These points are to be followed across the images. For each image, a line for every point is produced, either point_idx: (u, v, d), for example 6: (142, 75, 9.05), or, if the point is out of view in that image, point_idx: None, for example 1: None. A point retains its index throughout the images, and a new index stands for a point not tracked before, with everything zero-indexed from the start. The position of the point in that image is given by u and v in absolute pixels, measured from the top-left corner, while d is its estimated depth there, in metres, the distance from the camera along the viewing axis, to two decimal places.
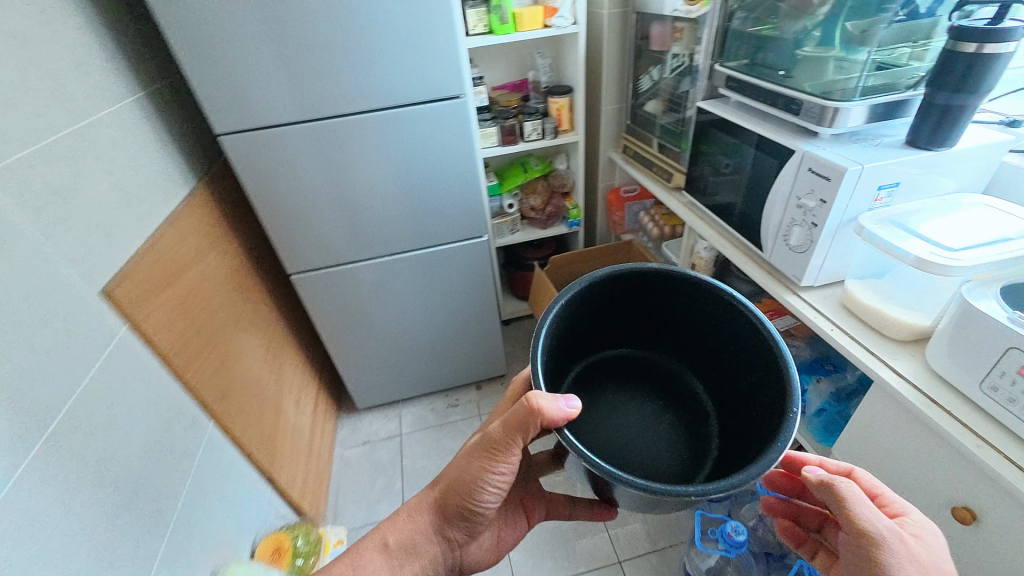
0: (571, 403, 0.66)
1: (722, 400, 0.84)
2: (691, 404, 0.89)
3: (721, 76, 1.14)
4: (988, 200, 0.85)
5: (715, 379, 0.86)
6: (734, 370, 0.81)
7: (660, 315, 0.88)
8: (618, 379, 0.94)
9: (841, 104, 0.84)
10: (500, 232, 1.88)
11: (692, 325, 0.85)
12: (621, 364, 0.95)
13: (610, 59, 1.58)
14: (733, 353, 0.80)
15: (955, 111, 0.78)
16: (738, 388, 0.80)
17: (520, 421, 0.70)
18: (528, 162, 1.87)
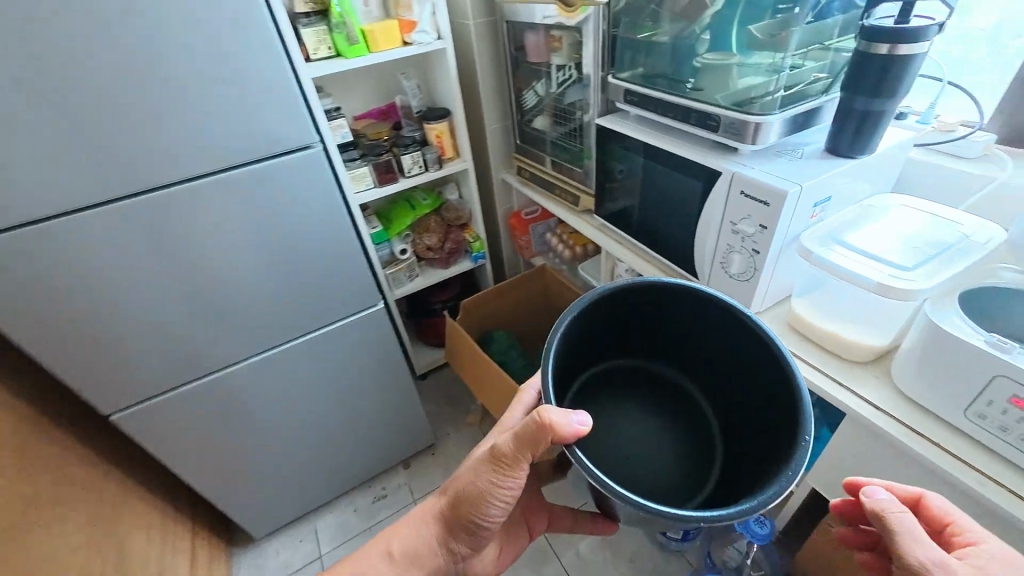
0: (582, 421, 0.59)
1: (721, 402, 0.80)
2: (690, 408, 0.85)
3: (617, 89, 1.01)
4: (904, 200, 0.83)
5: (709, 380, 0.82)
6: (730, 373, 0.76)
7: (646, 323, 0.81)
8: (617, 392, 0.87)
9: (765, 118, 0.75)
10: (397, 282, 1.59)
11: (678, 330, 0.80)
12: (618, 375, 0.88)
13: (485, 75, 1.40)
14: (726, 355, 0.75)
15: (875, 116, 0.73)
16: (737, 391, 0.76)
17: (531, 438, 0.62)
18: (414, 197, 1.62)
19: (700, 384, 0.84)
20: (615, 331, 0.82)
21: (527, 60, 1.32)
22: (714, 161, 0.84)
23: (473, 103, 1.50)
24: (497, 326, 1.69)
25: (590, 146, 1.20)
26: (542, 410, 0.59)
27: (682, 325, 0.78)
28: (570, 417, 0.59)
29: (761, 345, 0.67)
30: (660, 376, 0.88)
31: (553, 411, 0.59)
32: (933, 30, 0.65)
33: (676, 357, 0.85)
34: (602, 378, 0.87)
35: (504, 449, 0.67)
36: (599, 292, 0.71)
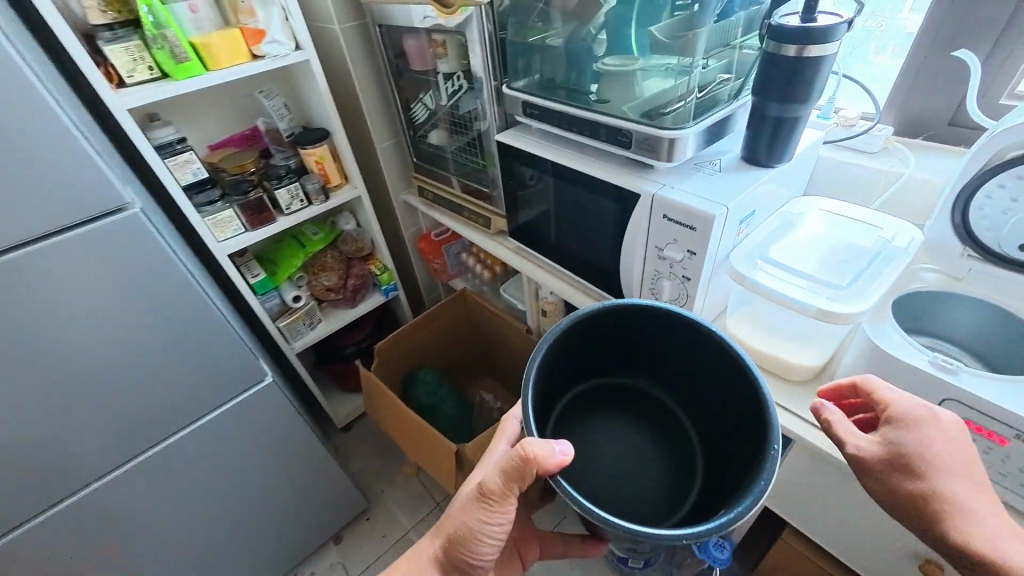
0: (564, 451, 0.52)
1: (700, 419, 0.70)
2: (669, 427, 0.74)
3: (515, 101, 0.89)
4: (823, 204, 0.78)
5: (686, 395, 0.72)
6: (705, 387, 0.67)
7: (613, 344, 0.71)
8: (594, 420, 0.76)
9: (681, 132, 0.66)
10: (296, 334, 1.37)
11: (645, 343, 0.70)
12: (595, 399, 0.77)
13: (363, 87, 1.21)
14: (697, 367, 0.66)
15: (790, 121, 0.67)
16: (715, 408, 0.66)
17: (519, 472, 0.54)
18: (303, 232, 1.39)
19: (677, 399, 0.74)
20: (584, 355, 0.71)
21: (410, 68, 1.14)
22: (630, 181, 0.74)
23: (356, 120, 1.30)
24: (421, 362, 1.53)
25: (495, 165, 1.07)
26: (526, 442, 0.52)
27: (648, 338, 0.69)
28: (555, 448, 0.52)
29: (727, 354, 0.59)
30: (636, 394, 0.77)
31: (537, 444, 0.51)
32: (843, 29, 0.60)
33: (648, 372, 0.75)
34: (578, 407, 0.76)
35: (491, 485, 0.58)
36: (564, 325, 0.61)
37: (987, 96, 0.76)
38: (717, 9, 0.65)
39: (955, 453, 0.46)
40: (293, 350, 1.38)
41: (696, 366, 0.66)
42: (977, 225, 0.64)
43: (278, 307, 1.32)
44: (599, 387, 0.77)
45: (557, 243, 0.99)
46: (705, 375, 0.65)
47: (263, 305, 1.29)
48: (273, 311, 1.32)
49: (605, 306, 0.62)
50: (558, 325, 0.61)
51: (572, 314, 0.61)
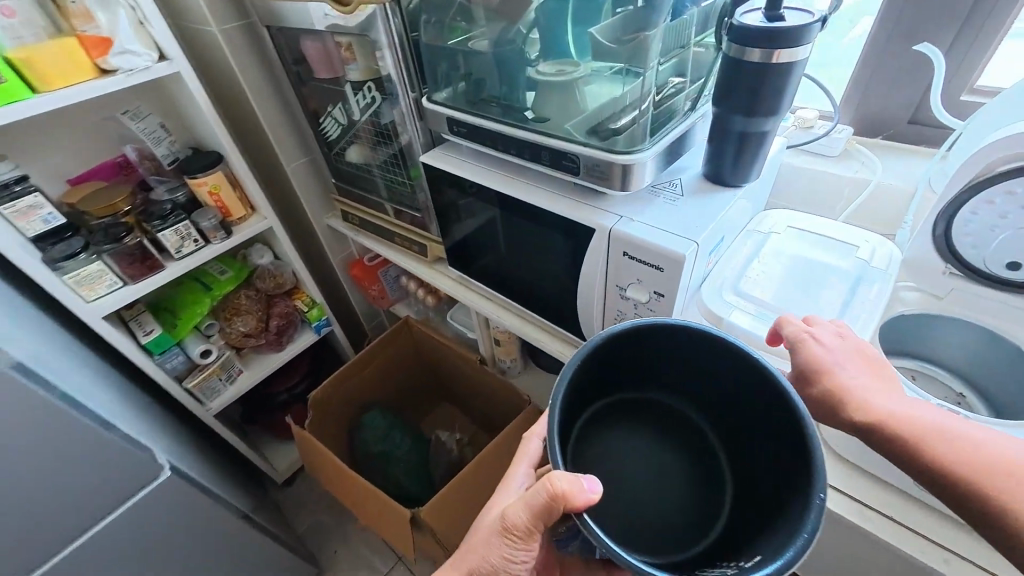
0: (592, 486, 0.44)
1: (730, 439, 0.56)
2: (691, 442, 0.60)
3: (440, 117, 0.75)
4: (795, 219, 0.71)
5: (715, 411, 0.57)
6: (738, 406, 0.52)
7: (623, 362, 0.55)
8: (609, 442, 0.60)
9: (636, 157, 0.56)
10: (211, 392, 1.17)
11: (664, 353, 0.55)
12: (611, 416, 0.60)
13: (260, 101, 1.02)
14: (730, 385, 0.52)
15: (756, 137, 0.58)
16: (750, 432, 0.52)
17: (544, 507, 0.46)
18: (207, 272, 1.18)
19: (701, 413, 0.59)
20: (599, 372, 0.54)
21: (313, 76, 0.96)
22: (581, 212, 0.63)
23: (258, 138, 1.11)
24: (367, 403, 1.37)
25: (425, 187, 0.93)
26: (551, 475, 0.44)
27: (667, 348, 0.54)
28: (582, 482, 0.43)
29: (759, 375, 0.47)
30: (652, 409, 0.61)
31: (564, 479, 0.43)
32: (815, 29, 0.50)
33: (666, 383, 0.59)
34: (591, 433, 0.58)
35: (514, 518, 0.49)
36: (570, 368, 0.46)
37: (948, 92, 0.70)
38: (671, 7, 0.54)
39: (849, 360, 0.50)
40: (210, 411, 1.18)
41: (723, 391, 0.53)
42: (960, 241, 0.57)
43: (184, 366, 1.12)
44: (616, 421, 0.61)
45: (504, 274, 0.86)
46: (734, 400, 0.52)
47: (162, 367, 1.08)
48: (178, 371, 1.12)
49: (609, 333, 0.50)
50: (567, 368, 0.46)
51: (579, 352, 0.47)
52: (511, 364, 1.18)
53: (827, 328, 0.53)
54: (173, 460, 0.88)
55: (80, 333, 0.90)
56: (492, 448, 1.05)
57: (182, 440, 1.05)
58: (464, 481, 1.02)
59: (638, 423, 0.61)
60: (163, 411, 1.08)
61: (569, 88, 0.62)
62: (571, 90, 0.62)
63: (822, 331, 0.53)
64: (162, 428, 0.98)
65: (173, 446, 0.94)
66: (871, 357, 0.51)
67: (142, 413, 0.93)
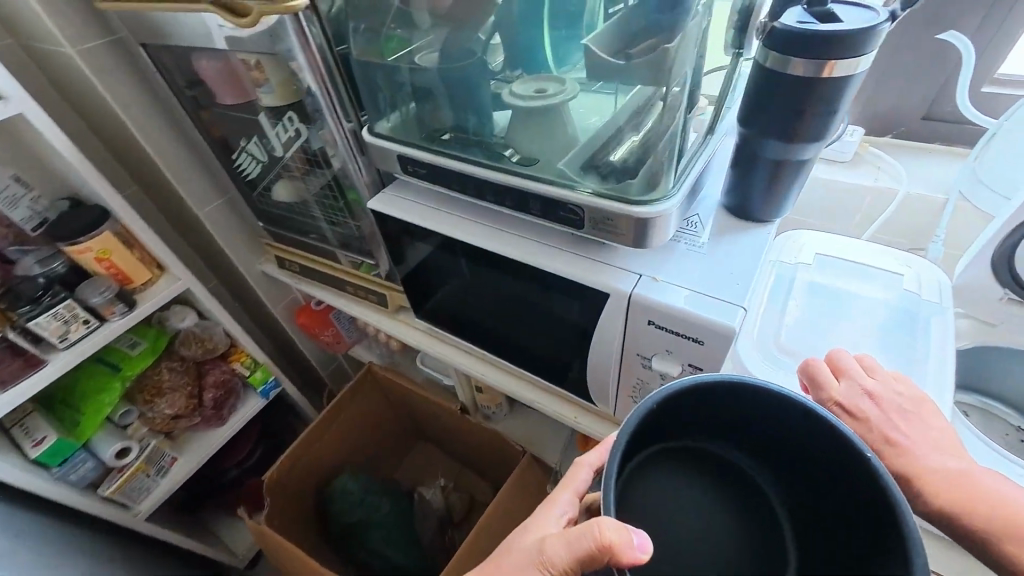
0: (644, 545, 0.34)
1: (807, 507, 0.42)
2: (749, 502, 0.45)
3: (389, 154, 0.59)
4: (823, 246, 0.63)
5: (795, 470, 0.42)
6: (830, 479, 0.39)
7: (686, 407, 0.40)
8: (662, 500, 0.43)
9: (658, 208, 0.43)
10: (138, 491, 0.97)
11: (742, 399, 0.39)
12: (667, 464, 0.44)
13: (150, 138, 0.81)
14: (826, 455, 0.38)
15: (792, 165, 0.47)
16: (843, 513, 0.38)
17: (587, 555, 0.36)
18: (111, 347, 0.93)
19: (771, 469, 0.44)
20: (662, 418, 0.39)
21: (216, 102, 0.76)
22: (589, 272, 0.50)
23: (158, 181, 0.89)
24: (334, 466, 1.19)
25: (377, 231, 0.77)
26: (597, 519, 0.34)
27: (743, 395, 0.39)
28: (634, 538, 0.33)
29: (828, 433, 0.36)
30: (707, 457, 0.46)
31: (613, 527, 0.33)
32: (882, 31, 0.38)
33: (730, 427, 0.44)
34: (641, 492, 0.42)
35: (553, 553, 0.40)
36: (626, 434, 0.34)
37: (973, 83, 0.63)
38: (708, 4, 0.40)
39: (909, 434, 0.45)
40: (140, 514, 0.98)
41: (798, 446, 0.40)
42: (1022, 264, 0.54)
43: (97, 471, 0.90)
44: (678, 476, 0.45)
45: (486, 329, 0.72)
46: (810, 455, 0.39)
47: (65, 481, 0.86)
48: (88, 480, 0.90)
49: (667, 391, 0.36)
50: (621, 438, 0.34)
51: (635, 411, 0.35)
52: (496, 409, 1.02)
53: (855, 387, 0.48)
54: None
55: None
56: (488, 515, 0.92)
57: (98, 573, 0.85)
58: (463, 560, 0.88)
59: (699, 477, 0.46)
60: (73, 536, 0.87)
61: (557, 117, 0.48)
62: (560, 117, 0.49)
63: (852, 395, 0.47)
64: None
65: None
66: (913, 411, 0.46)
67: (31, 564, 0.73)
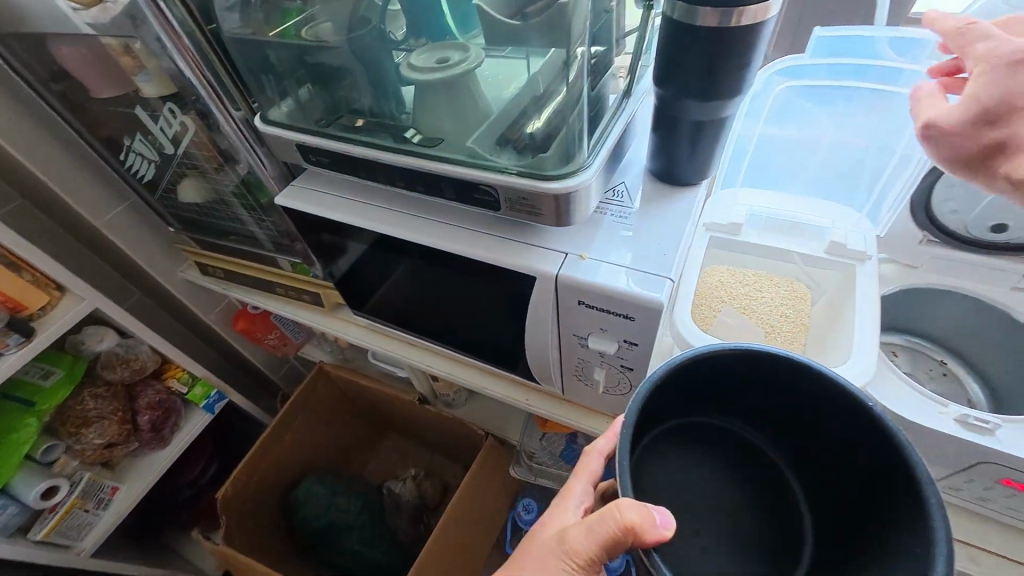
0: (667, 522, 0.34)
1: (814, 472, 0.45)
2: (757, 473, 0.48)
3: (287, 143, 0.54)
4: (764, 208, 0.64)
5: (795, 435, 0.45)
6: (832, 439, 0.41)
7: (689, 385, 0.43)
8: (669, 475, 0.46)
9: (577, 182, 0.41)
10: (76, 528, 0.90)
11: (740, 372, 0.42)
12: (675, 440, 0.47)
13: (18, 144, 0.71)
14: (827, 415, 0.40)
15: (715, 124, 0.45)
16: (837, 460, 0.42)
17: (608, 539, 0.36)
18: (17, 379, 0.84)
19: (777, 438, 0.47)
20: (668, 392, 0.42)
21: (90, 96, 0.67)
22: (517, 257, 0.47)
23: (41, 189, 0.79)
24: (299, 471, 1.15)
25: (294, 228, 0.71)
26: (617, 502, 0.35)
27: (742, 368, 0.42)
28: (656, 515, 0.34)
29: (815, 385, 0.39)
30: (715, 432, 0.49)
31: (633, 507, 0.34)
32: None
33: (734, 401, 0.46)
34: (651, 469, 0.45)
35: (574, 543, 0.39)
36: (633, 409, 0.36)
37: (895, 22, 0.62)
38: None
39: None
40: (86, 551, 0.92)
41: (792, 405, 0.43)
42: (941, 210, 0.59)
43: (22, 515, 0.83)
44: (688, 450, 0.48)
45: (427, 319, 0.69)
46: (802, 410, 0.42)
47: None
48: (14, 526, 0.82)
49: (670, 365, 0.38)
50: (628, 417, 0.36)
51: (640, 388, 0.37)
52: (454, 396, 0.99)
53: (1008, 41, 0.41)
54: None
55: None
56: (455, 503, 0.90)
57: None
58: (432, 555, 0.87)
59: (709, 450, 0.48)
60: None
61: (464, 88, 0.44)
62: (465, 89, 0.44)
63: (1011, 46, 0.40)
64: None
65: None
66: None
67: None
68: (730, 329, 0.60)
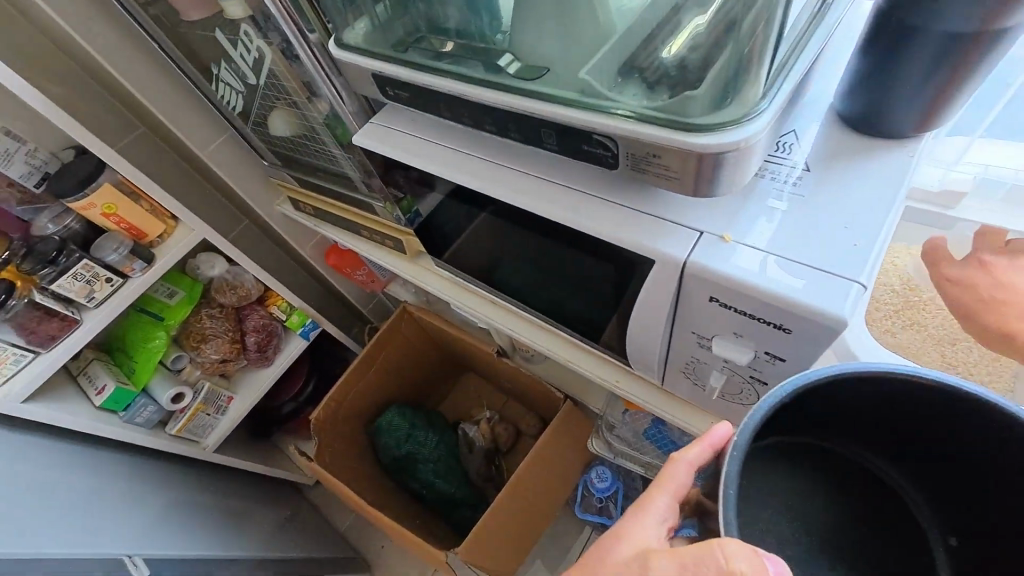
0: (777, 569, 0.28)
1: (962, 517, 0.36)
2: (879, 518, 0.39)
3: (363, 74, 0.46)
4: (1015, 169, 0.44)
5: (913, 449, 0.37)
6: (974, 456, 0.33)
7: (814, 405, 0.34)
8: (761, 500, 0.38)
9: (739, 137, 0.28)
10: (202, 427, 1.03)
11: (886, 399, 0.33)
12: (783, 461, 0.39)
13: (127, 73, 0.73)
14: (1001, 467, 0.31)
15: (984, 40, 0.28)
16: (979, 478, 0.34)
17: None
18: (148, 295, 0.93)
19: (914, 474, 0.38)
20: (778, 416, 0.33)
21: (183, 19, 0.64)
22: (630, 234, 0.36)
23: (154, 120, 0.81)
24: (383, 401, 1.21)
25: (374, 171, 0.65)
26: (726, 544, 0.27)
27: (891, 394, 0.33)
28: (770, 566, 0.27)
29: (970, 404, 0.30)
30: (831, 460, 0.40)
31: (744, 556, 0.26)
32: None
33: (866, 427, 0.37)
34: (747, 494, 0.37)
35: None
36: (750, 427, 0.29)
37: None
38: None
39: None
40: (209, 447, 1.06)
41: (918, 419, 0.34)
42: None
43: (160, 413, 0.96)
44: (783, 466, 0.39)
45: (512, 282, 0.62)
46: (932, 424, 0.34)
47: (133, 422, 0.92)
48: (155, 420, 0.96)
49: (808, 381, 0.30)
50: (744, 430, 0.29)
51: (761, 403, 0.29)
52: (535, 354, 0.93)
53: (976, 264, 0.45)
54: (149, 556, 0.80)
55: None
56: (524, 466, 0.89)
57: (177, 504, 0.94)
58: (500, 510, 0.88)
59: (805, 467, 0.40)
60: (152, 469, 0.96)
61: None
62: None
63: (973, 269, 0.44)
64: (142, 507, 0.86)
65: (150, 535, 0.83)
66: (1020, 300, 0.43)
67: (111, 506, 0.82)
68: (930, 335, 0.49)
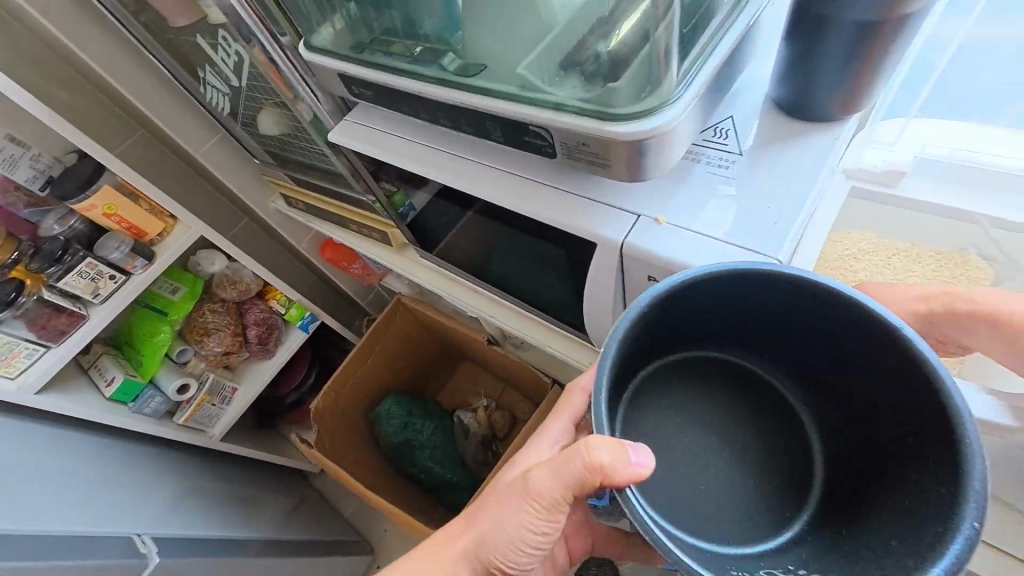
0: (643, 461, 0.30)
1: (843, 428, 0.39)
2: (788, 453, 0.42)
3: (332, 74, 0.48)
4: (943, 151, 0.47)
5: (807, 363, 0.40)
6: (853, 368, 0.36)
7: (705, 314, 0.37)
8: (666, 408, 0.42)
9: (655, 124, 0.30)
10: (208, 417, 1.08)
11: (783, 313, 0.36)
12: (687, 372, 0.43)
13: (121, 78, 0.76)
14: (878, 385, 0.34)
15: (891, 27, 0.30)
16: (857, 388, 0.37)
17: (577, 481, 0.32)
18: (152, 291, 0.97)
19: (809, 390, 0.41)
20: (669, 323, 0.36)
21: (169, 25, 0.67)
22: (577, 221, 0.39)
23: (149, 123, 0.84)
24: (382, 390, 1.25)
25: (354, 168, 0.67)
26: (586, 440, 0.31)
27: (777, 306, 0.36)
28: (631, 454, 0.30)
29: (839, 311, 0.33)
30: (742, 375, 0.44)
31: (602, 446, 0.30)
32: None
33: (765, 339, 0.40)
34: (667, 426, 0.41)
35: (536, 485, 0.34)
36: (632, 315, 0.30)
37: None
38: None
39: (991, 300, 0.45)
40: (216, 436, 1.10)
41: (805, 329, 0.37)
42: None
43: (167, 403, 1.00)
44: (686, 375, 0.43)
45: (490, 270, 0.64)
46: (816, 334, 0.37)
47: (142, 413, 0.96)
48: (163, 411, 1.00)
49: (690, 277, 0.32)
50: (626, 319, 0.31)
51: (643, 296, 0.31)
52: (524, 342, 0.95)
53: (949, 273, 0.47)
54: (157, 537, 0.85)
55: (16, 418, 0.79)
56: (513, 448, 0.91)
57: (185, 489, 0.99)
58: None
59: (710, 377, 0.43)
60: (161, 457, 1.00)
61: None
62: None
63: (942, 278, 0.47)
64: (152, 490, 0.91)
65: (159, 517, 0.88)
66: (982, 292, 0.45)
67: (122, 490, 0.86)
68: None
